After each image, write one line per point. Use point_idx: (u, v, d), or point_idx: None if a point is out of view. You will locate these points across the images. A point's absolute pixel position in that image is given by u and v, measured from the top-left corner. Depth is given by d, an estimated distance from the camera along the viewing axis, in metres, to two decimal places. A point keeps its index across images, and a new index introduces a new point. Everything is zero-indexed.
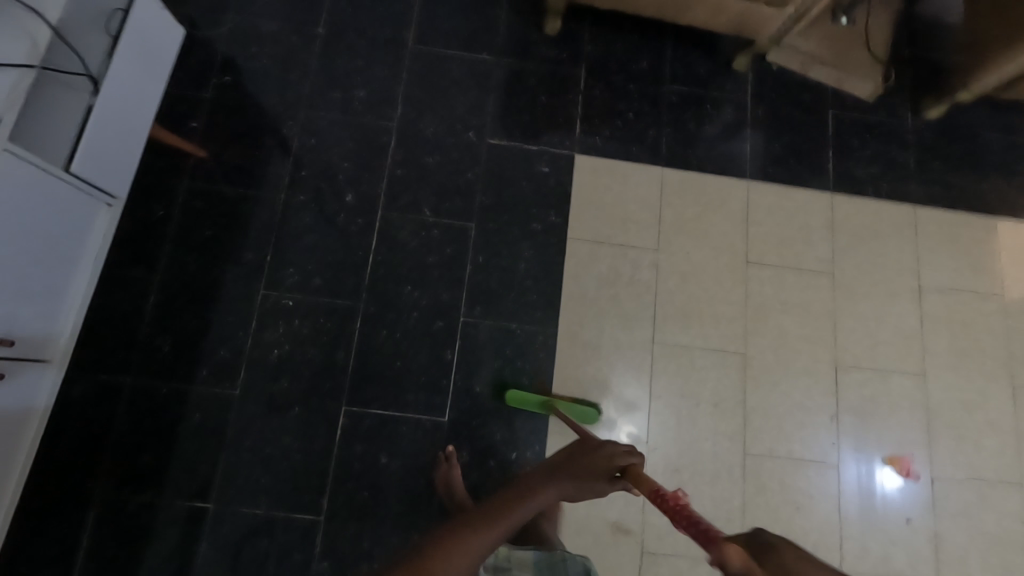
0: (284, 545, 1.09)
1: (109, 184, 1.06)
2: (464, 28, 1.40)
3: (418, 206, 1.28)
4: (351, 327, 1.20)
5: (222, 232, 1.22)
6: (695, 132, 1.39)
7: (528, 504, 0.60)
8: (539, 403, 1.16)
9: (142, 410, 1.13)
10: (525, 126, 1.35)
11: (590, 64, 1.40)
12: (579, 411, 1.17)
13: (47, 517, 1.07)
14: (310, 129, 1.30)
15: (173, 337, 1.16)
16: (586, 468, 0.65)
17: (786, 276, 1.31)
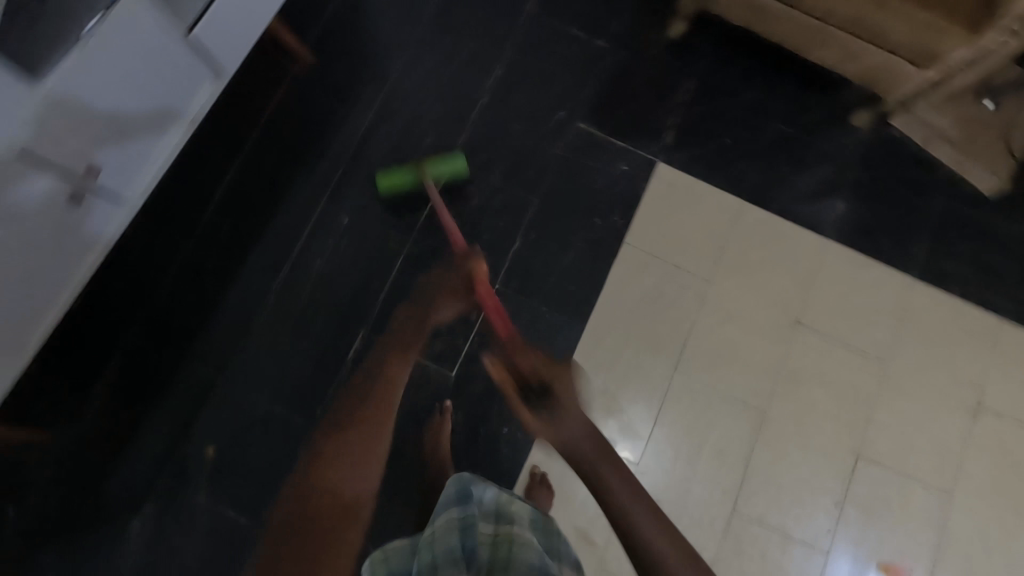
0: (269, 440, 1.15)
1: (222, 60, 1.08)
2: (587, 9, 1.38)
3: (490, 168, 1.29)
4: (391, 262, 1.23)
5: (304, 139, 1.28)
6: (787, 177, 1.32)
7: None
8: (411, 177, 1.19)
9: (187, 280, 1.21)
10: (615, 122, 1.33)
11: (700, 79, 1.36)
12: (445, 167, 1.19)
13: (80, 348, 1.17)
14: (411, 66, 1.33)
15: (233, 222, 1.24)
16: None
17: (833, 348, 1.24)
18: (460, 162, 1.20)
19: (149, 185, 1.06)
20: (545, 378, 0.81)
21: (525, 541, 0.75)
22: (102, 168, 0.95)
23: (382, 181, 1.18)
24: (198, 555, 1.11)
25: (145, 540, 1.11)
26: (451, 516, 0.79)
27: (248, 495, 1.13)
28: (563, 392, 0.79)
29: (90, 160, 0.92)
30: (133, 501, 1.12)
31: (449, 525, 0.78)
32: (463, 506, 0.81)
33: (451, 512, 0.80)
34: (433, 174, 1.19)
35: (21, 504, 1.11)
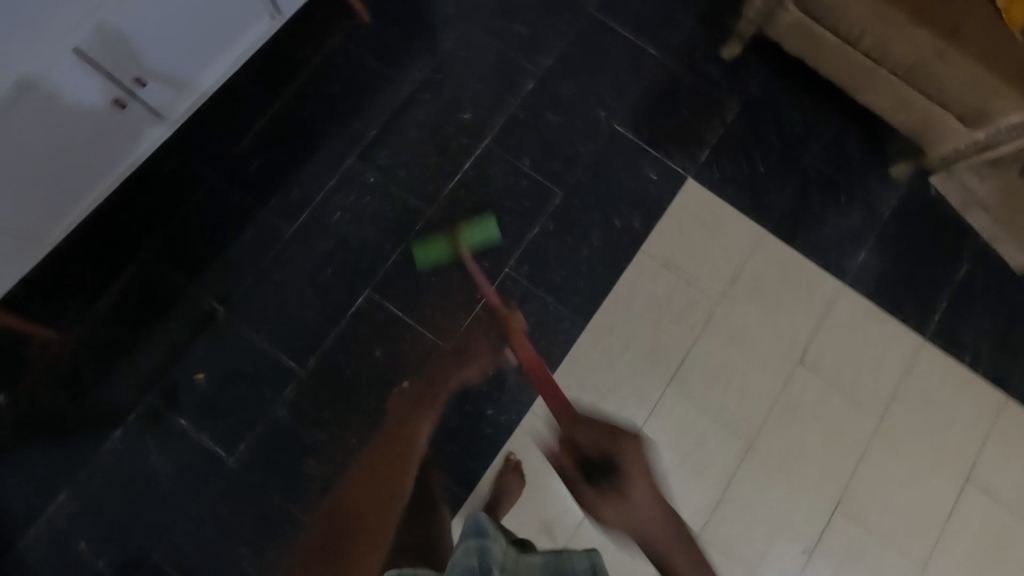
0: (259, 377, 1.17)
1: None
2: (646, 15, 1.39)
3: (522, 153, 1.30)
4: (409, 226, 1.24)
5: (348, 93, 1.30)
6: (815, 216, 1.31)
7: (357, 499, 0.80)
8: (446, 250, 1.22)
9: (208, 207, 1.23)
10: (654, 130, 1.33)
11: (745, 103, 1.35)
12: (477, 236, 1.23)
13: (95, 254, 1.19)
14: (463, 41, 1.34)
15: (264, 160, 1.26)
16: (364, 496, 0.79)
17: (831, 393, 1.23)
18: (491, 225, 1.24)
19: (189, 108, 1.08)
20: (614, 455, 0.68)
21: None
22: (150, 83, 0.98)
23: (418, 264, 1.22)
24: (170, 475, 1.13)
25: (122, 451, 1.13)
26: (468, 546, 0.68)
27: (228, 426, 1.15)
28: (639, 476, 0.66)
29: (139, 73, 0.95)
30: (118, 410, 1.14)
31: (464, 556, 0.67)
32: (481, 538, 0.70)
33: (467, 544, 0.69)
34: (466, 245, 1.23)
35: (13, 393, 1.14)
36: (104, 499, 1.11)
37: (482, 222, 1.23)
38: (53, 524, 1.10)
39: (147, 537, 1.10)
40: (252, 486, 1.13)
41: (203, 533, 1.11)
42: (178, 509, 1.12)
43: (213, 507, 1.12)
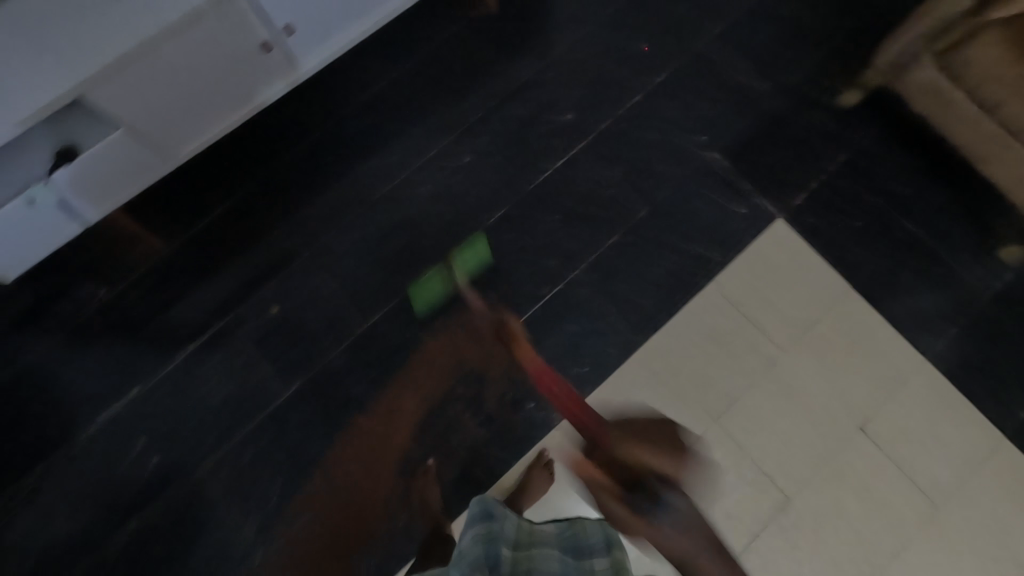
0: (323, 323, 1.23)
1: None
2: (766, 50, 1.37)
3: (613, 163, 1.31)
4: (490, 212, 1.28)
5: (459, 75, 1.35)
6: (906, 284, 1.25)
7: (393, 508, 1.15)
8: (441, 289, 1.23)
9: (311, 158, 1.31)
10: (751, 165, 1.31)
11: (852, 155, 1.31)
12: (467, 264, 1.25)
13: (205, 180, 1.29)
14: (577, 45, 1.37)
15: (369, 122, 1.33)
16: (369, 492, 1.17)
17: (886, 467, 1.16)
18: (482, 253, 1.26)
19: (320, 63, 1.16)
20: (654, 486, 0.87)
21: (543, 558, 0.83)
22: (296, 33, 1.06)
23: (417, 310, 1.23)
24: (226, 397, 1.20)
25: (191, 364, 1.22)
26: (478, 531, 0.85)
27: (288, 362, 1.22)
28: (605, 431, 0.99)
29: (290, 22, 1.03)
30: (195, 325, 1.23)
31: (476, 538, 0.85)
32: (487, 521, 0.88)
33: (480, 527, 0.87)
34: (456, 275, 1.24)
35: (111, 290, 1.24)
36: (166, 406, 1.20)
37: (472, 246, 1.26)
38: (118, 417, 1.20)
39: (195, 449, 1.18)
40: (297, 423, 1.19)
41: (245, 456, 1.18)
42: (227, 429, 1.19)
43: (259, 435, 1.19)
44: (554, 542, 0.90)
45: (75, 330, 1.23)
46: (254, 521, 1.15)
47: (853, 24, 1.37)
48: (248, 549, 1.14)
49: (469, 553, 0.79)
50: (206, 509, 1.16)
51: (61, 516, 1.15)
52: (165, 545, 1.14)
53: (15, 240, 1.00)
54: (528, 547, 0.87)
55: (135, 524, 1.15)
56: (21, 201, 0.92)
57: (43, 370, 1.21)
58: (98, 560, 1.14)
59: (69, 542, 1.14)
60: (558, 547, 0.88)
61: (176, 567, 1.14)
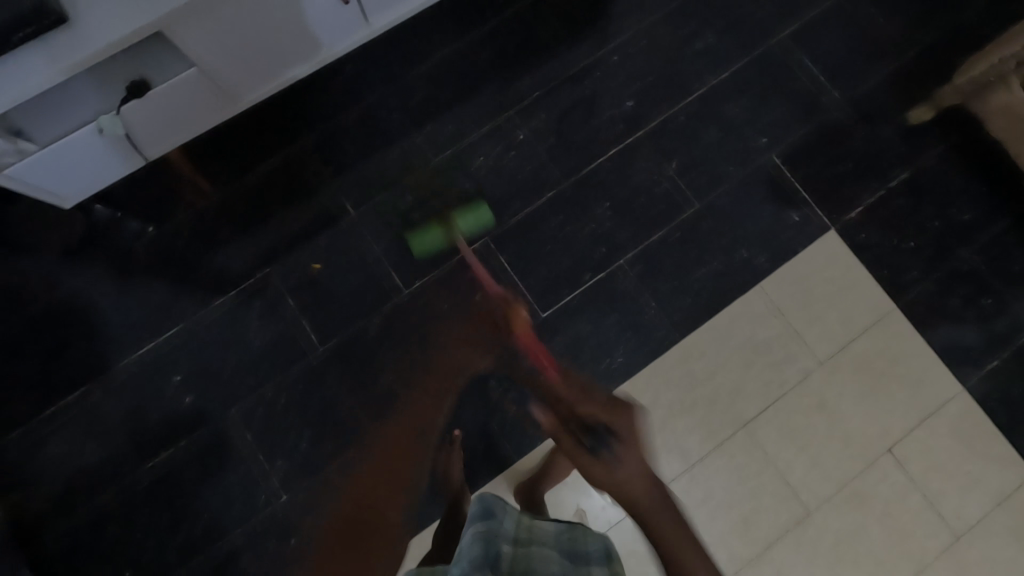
0: (362, 284, 1.24)
1: None
2: (839, 58, 1.34)
3: (670, 156, 1.29)
4: (541, 192, 1.27)
5: (524, 51, 1.33)
6: (955, 311, 1.22)
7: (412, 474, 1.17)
8: (440, 237, 1.25)
9: (366, 119, 1.30)
10: (809, 174, 1.29)
11: (915, 174, 1.28)
12: (469, 223, 1.25)
13: (260, 130, 1.29)
14: (646, 32, 1.34)
15: (429, 90, 1.31)
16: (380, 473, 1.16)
17: (911, 493, 1.15)
18: (484, 216, 1.25)
19: (389, 24, 1.16)
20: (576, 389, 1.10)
21: (541, 562, 0.77)
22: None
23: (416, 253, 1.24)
24: (262, 346, 1.22)
25: (229, 312, 1.23)
26: (477, 530, 0.80)
27: (326, 319, 1.23)
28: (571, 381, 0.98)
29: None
30: (238, 273, 1.24)
31: (476, 535, 0.80)
32: (487, 519, 0.83)
33: (479, 523, 0.82)
34: (461, 231, 1.25)
35: (158, 229, 1.25)
36: (203, 348, 1.21)
37: (476, 210, 1.25)
38: (155, 354, 1.21)
39: (228, 393, 1.20)
40: (328, 379, 1.20)
41: (275, 408, 1.19)
42: (261, 378, 1.20)
43: (290, 388, 1.20)
44: (553, 542, 0.83)
45: (120, 263, 1.24)
46: (280, 470, 1.17)
47: (931, 41, 1.34)
48: (271, 496, 1.16)
49: (466, 559, 0.73)
50: (234, 453, 1.18)
51: (93, 444, 1.18)
52: (192, 483, 1.17)
53: (81, 166, 1.02)
54: (527, 546, 0.81)
55: (164, 459, 1.17)
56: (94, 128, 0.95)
57: (87, 299, 1.23)
58: (126, 489, 1.16)
59: (99, 469, 1.17)
60: (558, 549, 0.81)
61: (200, 507, 1.16)
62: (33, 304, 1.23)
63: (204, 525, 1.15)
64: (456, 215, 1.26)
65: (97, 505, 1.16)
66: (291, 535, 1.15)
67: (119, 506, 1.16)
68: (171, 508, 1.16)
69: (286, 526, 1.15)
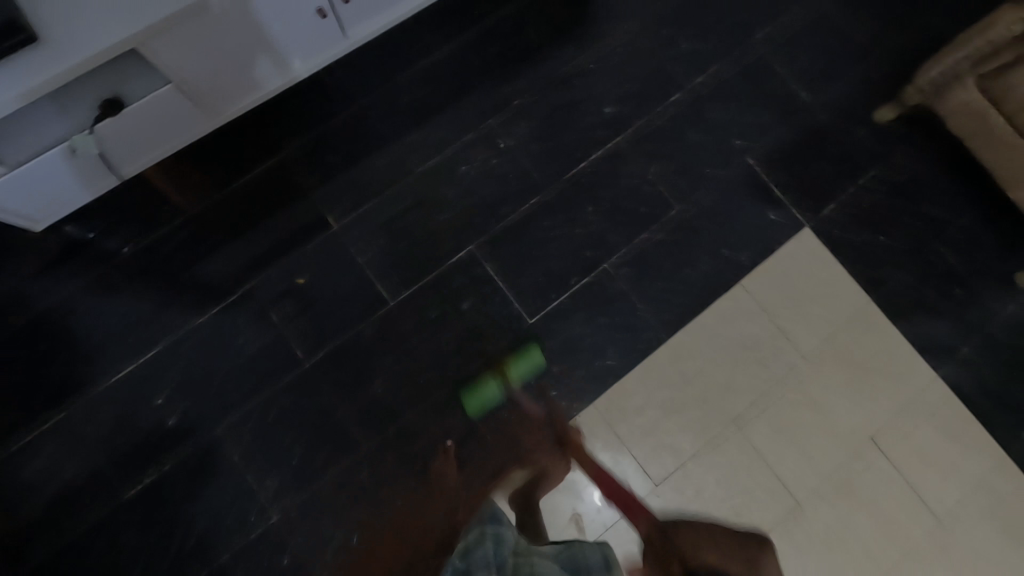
0: (351, 295, 1.23)
1: None
2: (810, 61, 1.38)
3: (652, 159, 1.31)
4: (527, 198, 1.28)
5: (506, 59, 1.35)
6: (929, 302, 1.27)
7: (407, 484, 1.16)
8: (494, 392, 1.18)
9: (350, 129, 1.30)
10: (787, 173, 1.32)
11: (886, 171, 1.33)
12: (523, 372, 1.19)
13: (241, 142, 1.28)
14: (625, 39, 1.37)
15: (412, 99, 1.32)
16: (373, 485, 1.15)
17: (895, 481, 1.19)
18: (537, 360, 1.20)
19: (370, 35, 1.16)
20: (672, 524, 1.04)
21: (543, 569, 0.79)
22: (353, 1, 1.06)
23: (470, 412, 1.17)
24: (250, 360, 1.20)
25: (214, 327, 1.20)
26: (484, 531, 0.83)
27: (315, 331, 1.21)
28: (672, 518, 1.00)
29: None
30: (222, 287, 1.22)
31: (480, 538, 0.82)
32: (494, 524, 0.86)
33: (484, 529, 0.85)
34: (513, 376, 1.19)
35: (136, 244, 1.23)
36: (189, 364, 1.19)
37: (528, 354, 1.20)
38: (138, 372, 1.18)
39: (216, 408, 1.17)
40: (319, 392, 1.19)
41: (265, 423, 1.17)
42: (249, 392, 1.18)
43: (280, 402, 1.18)
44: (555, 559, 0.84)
45: (98, 279, 1.21)
46: (272, 485, 1.15)
47: (898, 44, 1.39)
48: (263, 513, 1.14)
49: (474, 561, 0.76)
50: (223, 470, 1.15)
51: (74, 467, 1.14)
52: (180, 502, 1.14)
53: (52, 185, 0.99)
54: (527, 555, 0.82)
55: (150, 479, 1.14)
56: (64, 147, 0.92)
57: (65, 317, 1.20)
58: (111, 510, 1.13)
59: (82, 491, 1.13)
60: (558, 564, 0.82)
61: (188, 528, 1.13)
62: (7, 324, 1.19)
63: (193, 545, 1.12)
64: (509, 361, 1.19)
65: (80, 528, 1.12)
66: (285, 551, 1.12)
67: (103, 528, 1.12)
68: (158, 530, 1.13)
69: (278, 542, 1.13)
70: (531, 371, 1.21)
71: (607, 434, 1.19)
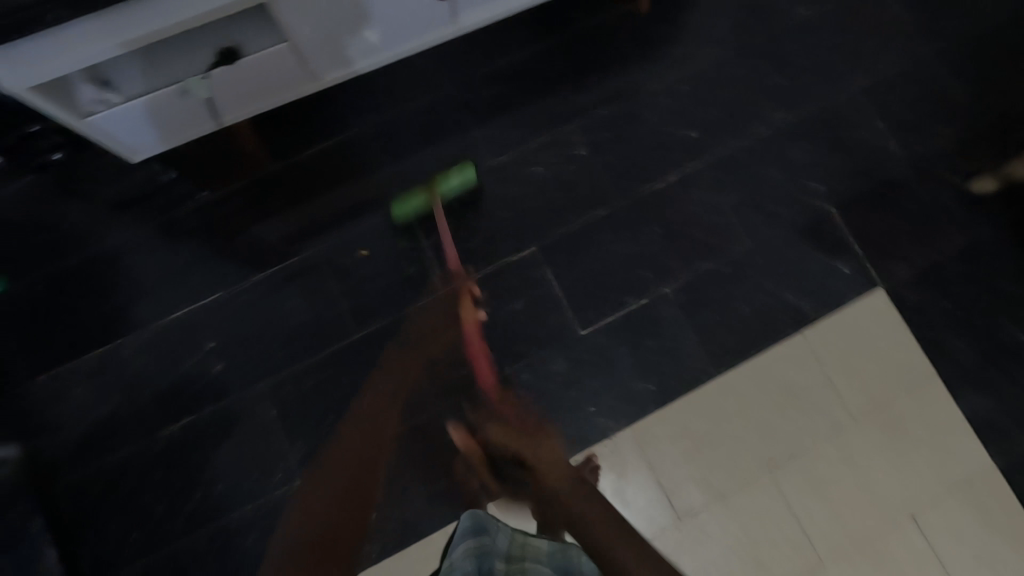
0: (406, 276, 1.24)
1: None
2: (908, 117, 1.33)
3: (727, 190, 1.29)
4: (594, 208, 1.27)
5: (595, 67, 1.34)
6: (996, 385, 1.21)
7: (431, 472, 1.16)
8: (423, 201, 1.23)
9: (432, 114, 1.31)
10: (864, 227, 1.28)
11: (970, 242, 1.27)
12: (452, 185, 1.24)
13: (326, 110, 1.30)
14: (719, 65, 1.35)
15: (496, 93, 1.32)
16: (396, 468, 1.16)
17: (929, 562, 1.13)
18: (470, 175, 1.24)
19: (475, 25, 1.16)
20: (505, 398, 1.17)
21: None
22: None
23: (396, 215, 1.23)
24: (299, 323, 1.22)
25: (271, 286, 1.23)
26: (468, 548, 0.77)
27: (366, 305, 1.23)
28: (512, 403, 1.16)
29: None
30: (284, 248, 1.24)
31: (466, 556, 0.76)
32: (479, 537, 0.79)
33: (471, 541, 0.78)
34: (445, 188, 1.23)
35: (212, 192, 1.26)
36: (240, 319, 1.22)
37: (462, 169, 1.24)
38: (193, 318, 1.21)
39: (258, 366, 1.20)
40: (360, 366, 1.20)
41: (303, 387, 1.19)
42: (292, 355, 1.20)
43: (321, 369, 1.20)
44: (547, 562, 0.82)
45: (171, 221, 1.25)
46: (300, 450, 1.17)
47: (1002, 113, 1.33)
48: (288, 475, 1.15)
49: None
50: (256, 427, 1.17)
51: (120, 397, 1.18)
52: (209, 451, 1.16)
53: (161, 124, 1.03)
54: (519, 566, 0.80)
55: (187, 422, 1.17)
56: (177, 89, 0.96)
57: (134, 254, 1.24)
58: (146, 446, 1.16)
59: (120, 424, 1.17)
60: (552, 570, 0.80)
61: (216, 476, 1.15)
62: (80, 251, 1.23)
63: (216, 495, 1.15)
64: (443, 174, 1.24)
65: (114, 459, 1.16)
66: None
67: (134, 464, 1.15)
68: (187, 472, 1.15)
69: None
70: (569, 383, 1.20)
71: (637, 458, 1.17)
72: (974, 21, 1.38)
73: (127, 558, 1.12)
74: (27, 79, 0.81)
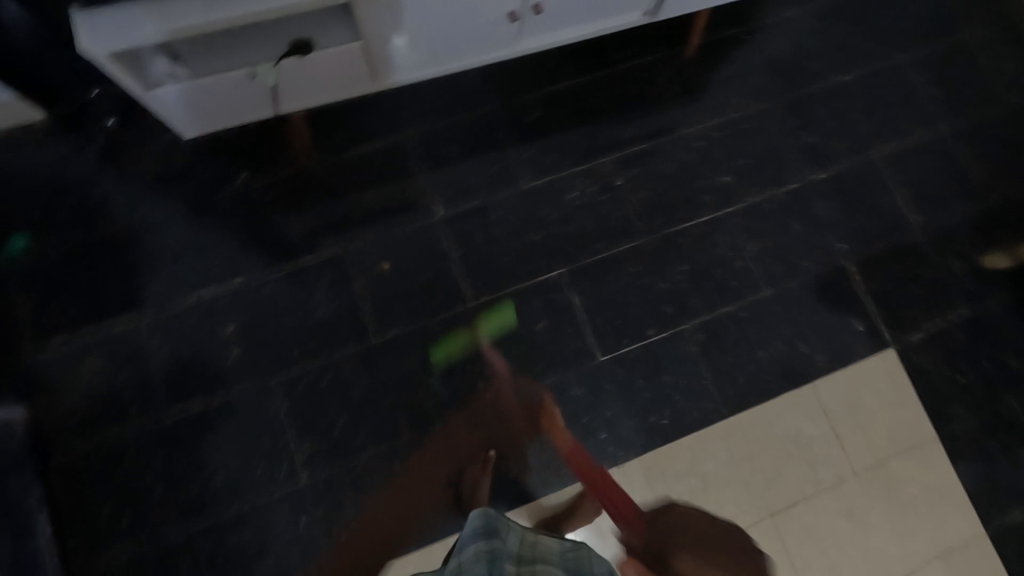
0: (432, 285, 1.24)
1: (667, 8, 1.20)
2: (927, 187, 1.39)
3: (752, 236, 1.32)
4: (623, 238, 1.29)
5: (637, 104, 1.37)
6: (991, 454, 1.24)
7: (439, 484, 1.15)
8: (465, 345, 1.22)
9: (474, 128, 1.33)
10: (879, 287, 1.32)
11: (976, 313, 1.32)
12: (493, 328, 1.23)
13: (371, 114, 1.31)
14: (754, 116, 1.40)
15: (539, 117, 1.35)
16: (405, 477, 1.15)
17: None
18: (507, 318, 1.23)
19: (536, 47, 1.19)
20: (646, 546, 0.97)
21: None
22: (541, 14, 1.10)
23: (439, 366, 1.20)
24: (320, 319, 1.21)
25: (296, 278, 1.22)
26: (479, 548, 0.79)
27: (390, 309, 1.22)
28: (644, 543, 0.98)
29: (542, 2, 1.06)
30: (313, 242, 1.24)
31: (477, 557, 0.78)
32: (490, 538, 0.81)
33: (482, 543, 0.80)
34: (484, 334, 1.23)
35: (248, 178, 1.26)
36: (261, 308, 1.20)
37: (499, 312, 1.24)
38: (212, 301, 1.20)
39: (276, 356, 1.18)
40: (376, 369, 1.19)
41: (317, 384, 1.18)
42: (309, 351, 1.19)
43: (337, 368, 1.19)
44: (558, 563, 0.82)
45: (203, 202, 1.24)
46: (307, 447, 1.15)
47: (1013, 194, 1.40)
48: (292, 472, 1.13)
49: None
50: (264, 419, 1.15)
51: (129, 374, 1.15)
52: (215, 437, 1.14)
53: (220, 105, 1.04)
54: (532, 565, 0.80)
55: (195, 406, 1.15)
56: (246, 73, 0.97)
57: (160, 231, 1.22)
58: (150, 426, 1.13)
59: (126, 400, 1.14)
60: (561, 570, 0.81)
61: (220, 464, 1.13)
62: (106, 221, 1.21)
63: (215, 485, 1.12)
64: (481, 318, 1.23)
65: (115, 436, 1.12)
66: (302, 515, 1.12)
67: (135, 443, 1.12)
68: (190, 457, 1.13)
69: (300, 504, 1.12)
70: (583, 409, 1.20)
71: (644, 491, 1.17)
72: (995, 104, 1.45)
73: (116, 539, 1.08)
74: (109, 44, 0.82)
